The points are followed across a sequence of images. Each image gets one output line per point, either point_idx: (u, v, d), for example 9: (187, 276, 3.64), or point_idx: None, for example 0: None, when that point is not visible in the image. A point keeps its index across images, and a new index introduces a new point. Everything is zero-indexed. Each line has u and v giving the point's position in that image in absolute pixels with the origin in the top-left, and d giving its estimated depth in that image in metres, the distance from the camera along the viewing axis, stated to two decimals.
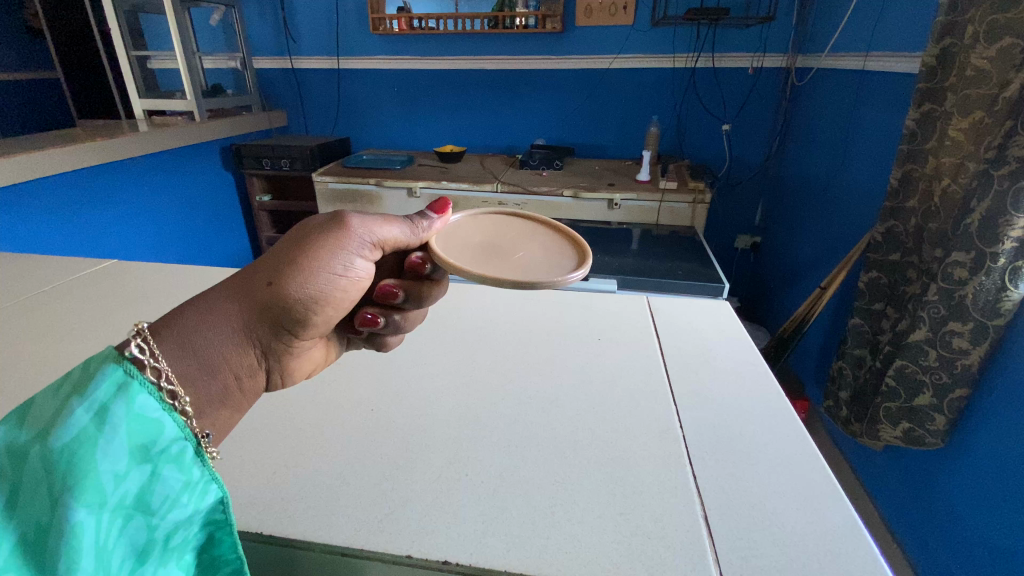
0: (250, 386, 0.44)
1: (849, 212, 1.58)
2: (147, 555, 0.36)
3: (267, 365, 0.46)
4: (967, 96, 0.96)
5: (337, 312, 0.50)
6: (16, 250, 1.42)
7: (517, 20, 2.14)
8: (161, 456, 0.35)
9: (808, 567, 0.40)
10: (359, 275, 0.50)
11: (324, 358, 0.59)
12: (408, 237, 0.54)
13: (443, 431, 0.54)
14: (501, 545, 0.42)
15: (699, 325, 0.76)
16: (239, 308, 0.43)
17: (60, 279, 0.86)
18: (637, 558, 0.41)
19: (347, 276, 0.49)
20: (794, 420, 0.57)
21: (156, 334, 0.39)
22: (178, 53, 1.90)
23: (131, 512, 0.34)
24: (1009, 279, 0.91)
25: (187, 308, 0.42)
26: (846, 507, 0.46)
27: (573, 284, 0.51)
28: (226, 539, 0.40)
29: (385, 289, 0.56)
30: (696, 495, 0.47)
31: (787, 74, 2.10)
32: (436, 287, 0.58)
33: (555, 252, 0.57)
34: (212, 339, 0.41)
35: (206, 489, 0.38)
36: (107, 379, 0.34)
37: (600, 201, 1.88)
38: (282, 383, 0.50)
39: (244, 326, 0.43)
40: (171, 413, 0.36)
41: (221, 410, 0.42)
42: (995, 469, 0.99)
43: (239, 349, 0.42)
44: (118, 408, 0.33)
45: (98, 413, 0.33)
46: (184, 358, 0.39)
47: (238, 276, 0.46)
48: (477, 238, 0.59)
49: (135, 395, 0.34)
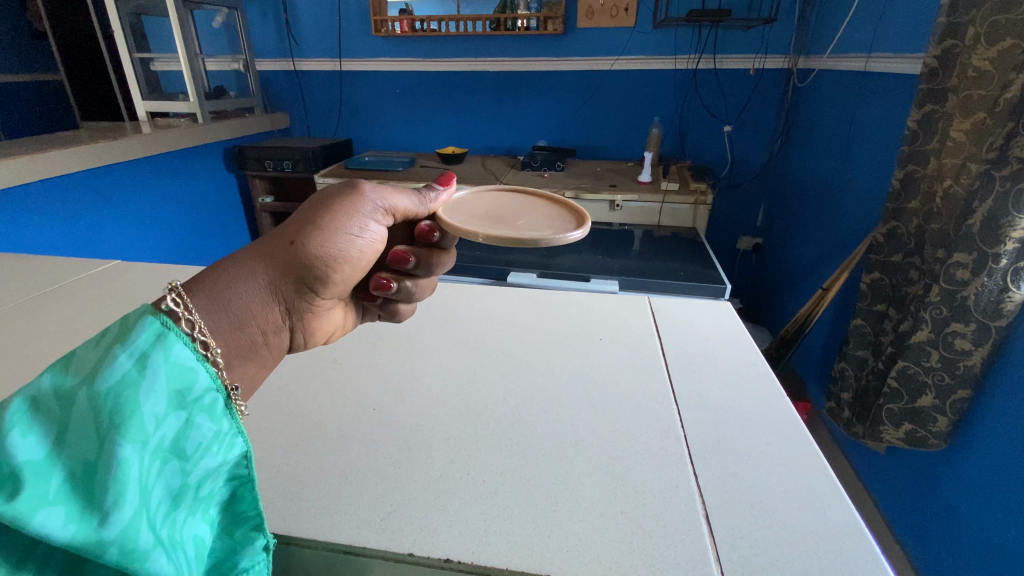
0: (275, 342, 0.46)
1: (850, 213, 1.58)
2: (180, 500, 0.36)
3: (289, 322, 0.48)
4: (968, 97, 0.96)
5: (353, 274, 0.53)
6: (18, 249, 1.43)
7: (519, 22, 2.15)
8: (195, 404, 0.36)
9: (809, 567, 0.41)
10: (374, 237, 0.54)
11: (342, 326, 0.62)
12: (417, 207, 0.58)
13: (444, 430, 0.54)
14: (502, 544, 0.42)
15: (699, 325, 0.76)
16: (264, 265, 0.45)
17: (63, 280, 0.87)
18: (637, 556, 0.41)
19: (363, 238, 0.52)
20: (795, 420, 0.57)
21: (187, 289, 0.40)
22: (183, 55, 1.91)
23: (167, 456, 0.34)
24: (1011, 279, 0.91)
25: (214, 267, 0.43)
26: (847, 506, 0.46)
27: (572, 241, 0.54)
28: (248, 494, 0.41)
29: (398, 254, 0.59)
30: (697, 495, 0.47)
31: (788, 75, 2.11)
32: (444, 256, 0.61)
33: (555, 219, 0.60)
34: (240, 294, 0.42)
35: (233, 441, 0.38)
36: (146, 329, 0.34)
37: (602, 201, 1.88)
38: (303, 343, 0.52)
39: (270, 283, 0.45)
40: (204, 362, 0.37)
41: (248, 364, 0.43)
42: (998, 469, 0.99)
43: (265, 305, 0.44)
44: (157, 356, 0.34)
45: (139, 358, 0.33)
46: (214, 311, 0.40)
47: (260, 240, 0.48)
48: (481, 209, 0.62)
49: (172, 345, 0.35)
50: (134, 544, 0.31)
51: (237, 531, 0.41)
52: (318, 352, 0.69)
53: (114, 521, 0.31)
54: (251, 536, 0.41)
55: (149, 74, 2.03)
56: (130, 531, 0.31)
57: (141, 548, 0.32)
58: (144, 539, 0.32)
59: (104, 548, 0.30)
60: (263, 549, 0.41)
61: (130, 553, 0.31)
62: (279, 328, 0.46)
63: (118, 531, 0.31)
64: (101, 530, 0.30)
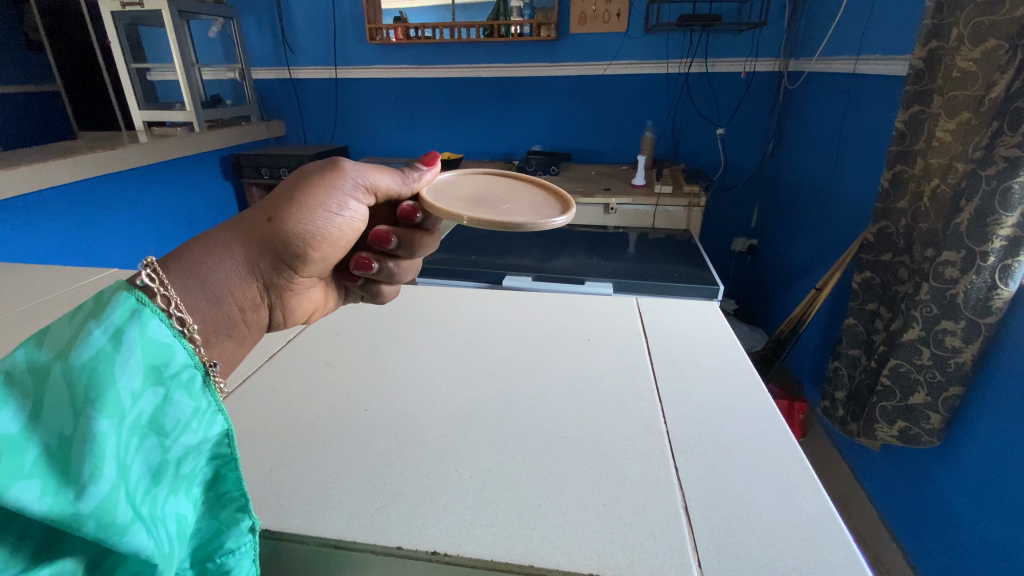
0: (252, 320, 0.49)
1: (842, 214, 1.60)
2: (160, 477, 0.37)
3: (267, 300, 0.51)
4: (953, 98, 0.98)
5: (330, 251, 0.57)
6: (28, 259, 1.48)
7: (512, 29, 2.17)
8: (172, 380, 0.37)
9: (784, 556, 0.42)
10: (353, 216, 0.58)
11: (323, 304, 0.68)
12: (400, 187, 0.61)
13: (434, 429, 0.56)
14: (489, 536, 0.43)
15: (686, 325, 0.78)
16: (242, 240, 0.48)
17: (61, 288, 0.88)
18: (617, 547, 0.42)
19: (341, 216, 0.56)
20: (777, 416, 0.58)
21: (163, 267, 0.42)
22: (178, 66, 1.93)
23: (146, 432, 0.36)
24: (999, 277, 0.92)
25: (193, 242, 0.46)
26: (822, 494, 0.48)
27: (556, 227, 0.55)
28: (231, 474, 0.42)
29: (379, 235, 0.64)
30: (677, 488, 0.48)
31: (780, 77, 2.13)
32: (427, 237, 0.66)
33: (542, 204, 0.61)
34: (218, 270, 0.45)
35: (213, 419, 0.40)
36: (121, 305, 0.36)
37: (596, 205, 1.91)
38: (280, 321, 0.56)
39: (248, 259, 0.48)
40: (181, 340, 0.38)
41: (225, 341, 0.46)
42: (990, 461, 1.00)
43: (242, 281, 0.47)
44: (132, 331, 0.35)
45: (114, 334, 0.35)
46: (192, 288, 0.42)
47: (238, 216, 0.51)
48: (467, 192, 0.64)
49: (148, 321, 0.36)
50: (111, 517, 0.32)
51: (221, 512, 0.43)
52: (311, 354, 0.70)
53: (91, 495, 0.32)
54: (237, 516, 0.43)
55: (147, 84, 2.05)
56: (106, 505, 0.32)
57: (119, 522, 0.33)
58: (122, 513, 0.33)
59: (81, 521, 0.31)
60: (249, 531, 0.43)
61: (107, 526, 0.32)
62: (257, 304, 0.49)
63: (96, 504, 0.32)
64: (78, 503, 0.31)
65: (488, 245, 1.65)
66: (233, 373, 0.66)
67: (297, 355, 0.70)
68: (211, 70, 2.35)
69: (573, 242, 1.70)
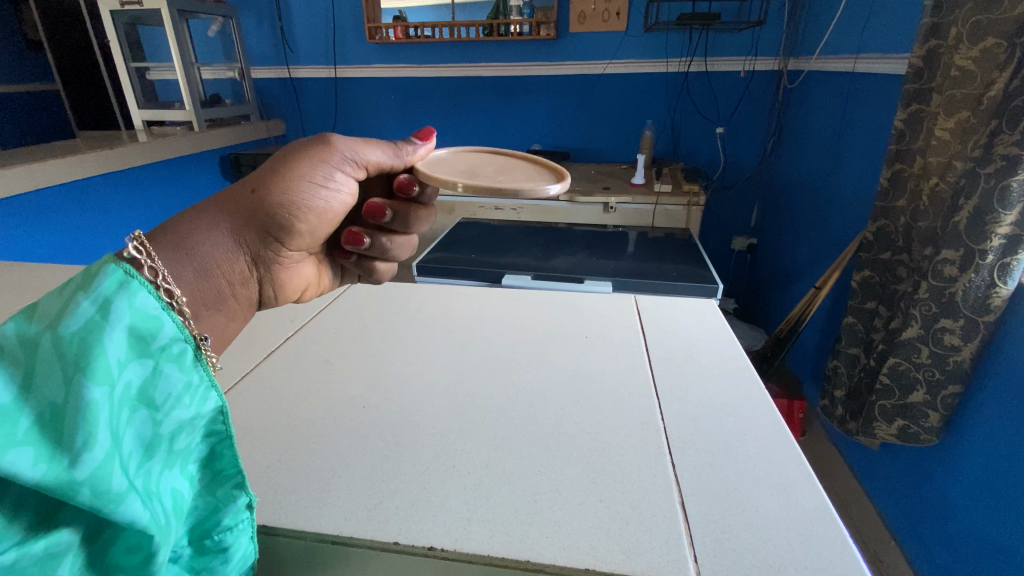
0: (243, 293, 0.50)
1: (841, 213, 1.60)
2: (153, 451, 0.37)
3: (257, 271, 0.52)
4: (953, 96, 0.97)
5: (317, 224, 0.57)
6: (29, 258, 1.48)
7: (511, 27, 2.17)
8: (160, 353, 0.37)
9: (777, 548, 0.42)
10: (340, 189, 0.58)
11: (316, 282, 0.69)
12: (391, 160, 0.61)
13: (431, 425, 0.56)
14: (485, 532, 0.43)
15: (684, 323, 0.78)
16: (228, 213, 0.48)
17: (61, 286, 0.89)
18: (613, 541, 0.43)
19: (328, 189, 0.56)
20: (772, 412, 0.58)
21: (151, 241, 0.42)
22: (178, 66, 1.93)
23: (135, 405, 0.36)
24: (998, 275, 0.92)
25: (181, 217, 0.46)
26: (818, 490, 0.48)
27: (550, 194, 0.54)
28: (225, 450, 0.43)
29: (374, 208, 0.64)
30: (673, 484, 0.49)
31: (779, 76, 2.13)
32: (422, 210, 0.67)
33: (534, 176, 0.61)
34: (206, 240, 0.46)
35: (206, 394, 0.40)
36: (109, 277, 0.36)
37: (596, 204, 1.91)
38: (272, 296, 0.57)
39: (235, 230, 0.48)
40: (169, 311, 0.38)
41: (215, 315, 0.46)
42: (990, 456, 1.00)
43: (230, 254, 0.47)
44: (121, 301, 0.35)
45: (102, 305, 0.35)
46: (180, 261, 0.43)
47: (223, 192, 0.51)
48: (460, 167, 0.63)
49: (136, 292, 0.36)
50: (106, 485, 0.33)
51: (218, 489, 0.43)
52: (309, 351, 0.70)
53: (85, 461, 0.32)
54: (233, 494, 0.43)
55: (146, 83, 2.05)
56: (102, 473, 0.32)
57: (114, 491, 0.33)
58: (117, 482, 0.33)
59: (76, 489, 0.31)
60: (246, 508, 0.44)
61: (103, 494, 0.32)
62: (246, 276, 0.50)
63: (90, 471, 0.32)
64: (72, 471, 0.31)
65: (488, 244, 1.65)
66: (230, 369, 0.66)
67: (295, 352, 0.70)
68: (210, 70, 2.35)
69: (573, 240, 1.70)
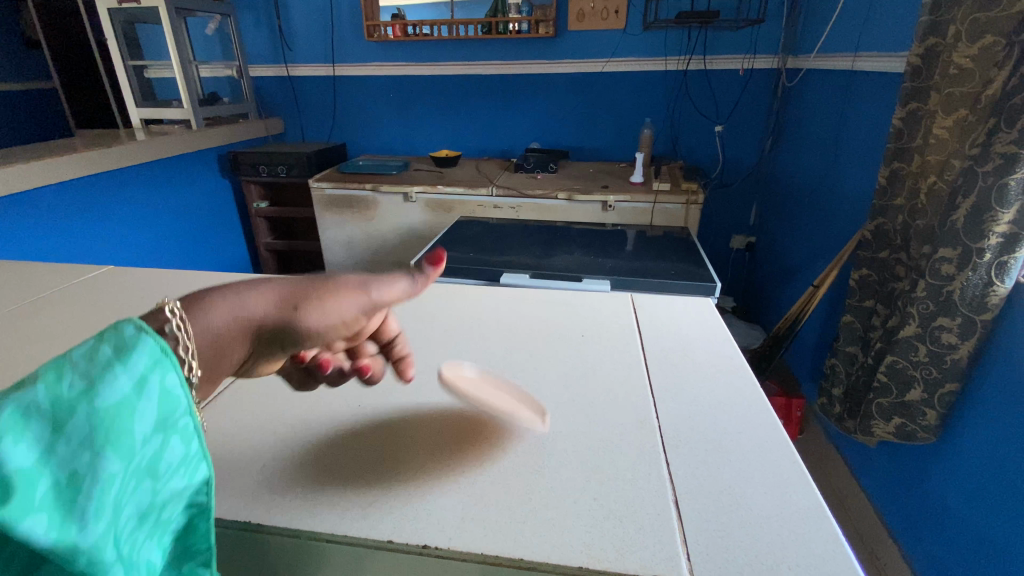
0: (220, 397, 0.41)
1: (839, 211, 1.60)
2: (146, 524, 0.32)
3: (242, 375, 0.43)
4: (951, 95, 0.98)
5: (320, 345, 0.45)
6: (26, 256, 1.48)
7: (510, 25, 2.16)
8: (179, 429, 0.32)
9: (771, 546, 0.42)
10: (350, 324, 0.44)
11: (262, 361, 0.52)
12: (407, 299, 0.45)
13: (427, 424, 0.56)
14: (480, 530, 0.43)
15: (680, 322, 0.78)
16: (225, 337, 0.38)
17: (57, 284, 0.89)
18: (607, 540, 0.43)
19: (339, 324, 0.43)
20: (768, 410, 0.59)
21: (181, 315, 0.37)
22: (176, 64, 1.92)
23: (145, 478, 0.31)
24: (995, 274, 0.93)
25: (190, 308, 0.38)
26: (812, 489, 0.48)
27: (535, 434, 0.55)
28: (202, 526, 0.37)
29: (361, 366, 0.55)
30: (667, 483, 0.49)
31: (778, 75, 2.13)
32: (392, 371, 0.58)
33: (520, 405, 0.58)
34: (201, 365, 0.36)
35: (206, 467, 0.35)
36: (148, 346, 0.30)
37: (594, 203, 1.91)
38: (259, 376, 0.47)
39: (224, 358, 0.38)
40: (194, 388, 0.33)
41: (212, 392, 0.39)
42: (987, 455, 1.00)
43: (220, 374, 0.39)
44: (158, 376, 0.30)
45: (140, 377, 0.30)
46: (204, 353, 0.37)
47: (239, 289, 0.40)
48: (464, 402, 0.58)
49: (172, 369, 0.31)
50: (102, 560, 0.28)
51: (184, 564, 0.37)
52: None
53: (90, 534, 0.27)
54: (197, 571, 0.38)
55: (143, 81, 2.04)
56: (100, 549, 0.27)
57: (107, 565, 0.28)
58: (112, 556, 0.28)
59: (73, 561, 0.26)
60: None
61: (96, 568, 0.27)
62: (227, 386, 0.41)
63: (91, 545, 0.27)
64: (77, 542, 0.26)
65: (486, 243, 1.65)
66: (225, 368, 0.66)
67: None
68: (208, 68, 2.35)
69: (571, 239, 1.70)
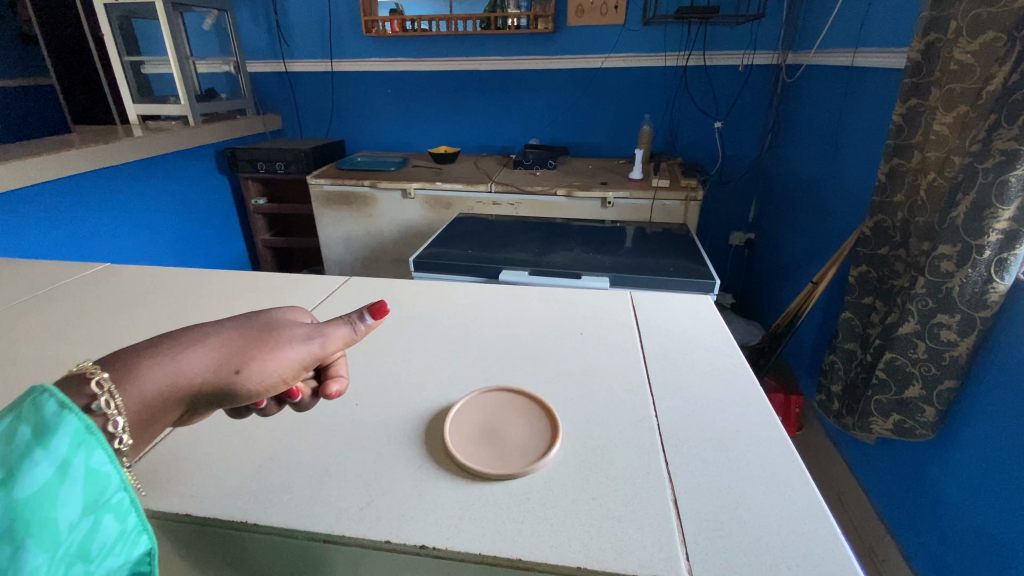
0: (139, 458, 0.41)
1: (839, 208, 1.59)
2: None
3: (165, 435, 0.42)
4: (951, 91, 0.97)
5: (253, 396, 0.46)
6: (22, 254, 1.47)
7: (509, 21, 2.14)
8: (107, 508, 0.33)
9: (770, 545, 0.42)
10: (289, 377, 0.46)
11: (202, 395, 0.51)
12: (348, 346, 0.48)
13: (424, 424, 0.56)
14: (477, 530, 0.43)
15: (679, 320, 0.77)
16: (161, 398, 0.38)
17: (53, 282, 0.88)
18: (606, 539, 0.43)
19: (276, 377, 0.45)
20: (767, 408, 0.58)
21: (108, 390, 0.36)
22: (172, 60, 1.92)
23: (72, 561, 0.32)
24: (995, 271, 0.92)
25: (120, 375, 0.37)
26: (811, 487, 0.48)
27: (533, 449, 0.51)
28: None
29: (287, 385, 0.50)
30: (667, 482, 0.48)
31: (777, 71, 2.12)
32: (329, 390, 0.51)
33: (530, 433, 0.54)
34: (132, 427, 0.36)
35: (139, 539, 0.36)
36: (67, 430, 0.31)
37: (593, 199, 1.90)
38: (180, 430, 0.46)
39: (157, 419, 0.38)
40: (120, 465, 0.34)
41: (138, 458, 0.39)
42: (986, 452, 1.00)
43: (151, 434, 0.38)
44: (79, 459, 0.32)
45: (60, 462, 0.31)
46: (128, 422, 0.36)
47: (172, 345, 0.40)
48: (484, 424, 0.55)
49: (93, 449, 0.32)
50: None
51: None
52: None
53: None
54: None
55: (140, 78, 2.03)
56: None
57: None
58: None
59: None
60: None
61: None
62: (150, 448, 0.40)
63: None
64: None
65: (485, 240, 1.64)
66: None
67: None
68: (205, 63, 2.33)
69: (570, 236, 1.69)
